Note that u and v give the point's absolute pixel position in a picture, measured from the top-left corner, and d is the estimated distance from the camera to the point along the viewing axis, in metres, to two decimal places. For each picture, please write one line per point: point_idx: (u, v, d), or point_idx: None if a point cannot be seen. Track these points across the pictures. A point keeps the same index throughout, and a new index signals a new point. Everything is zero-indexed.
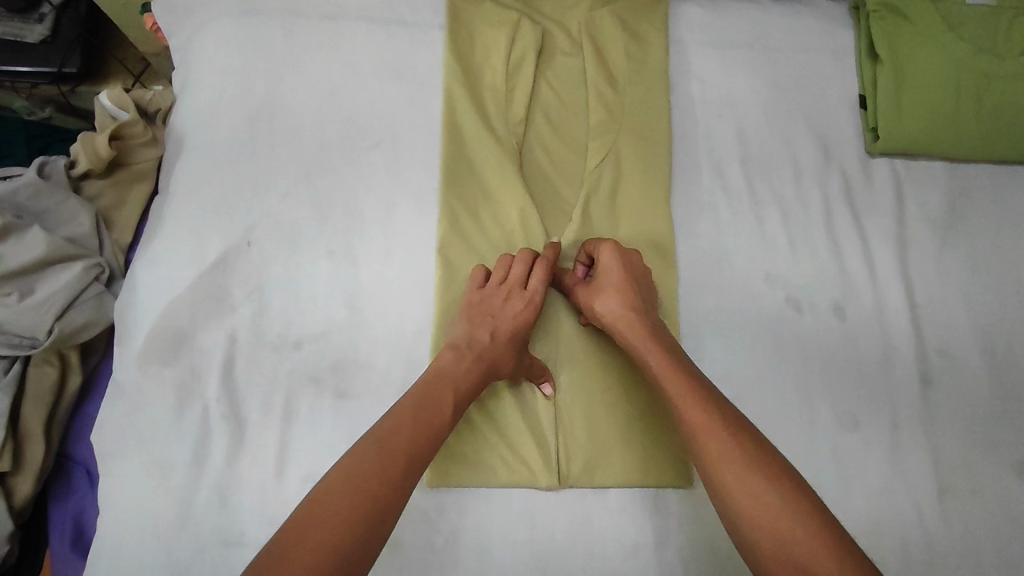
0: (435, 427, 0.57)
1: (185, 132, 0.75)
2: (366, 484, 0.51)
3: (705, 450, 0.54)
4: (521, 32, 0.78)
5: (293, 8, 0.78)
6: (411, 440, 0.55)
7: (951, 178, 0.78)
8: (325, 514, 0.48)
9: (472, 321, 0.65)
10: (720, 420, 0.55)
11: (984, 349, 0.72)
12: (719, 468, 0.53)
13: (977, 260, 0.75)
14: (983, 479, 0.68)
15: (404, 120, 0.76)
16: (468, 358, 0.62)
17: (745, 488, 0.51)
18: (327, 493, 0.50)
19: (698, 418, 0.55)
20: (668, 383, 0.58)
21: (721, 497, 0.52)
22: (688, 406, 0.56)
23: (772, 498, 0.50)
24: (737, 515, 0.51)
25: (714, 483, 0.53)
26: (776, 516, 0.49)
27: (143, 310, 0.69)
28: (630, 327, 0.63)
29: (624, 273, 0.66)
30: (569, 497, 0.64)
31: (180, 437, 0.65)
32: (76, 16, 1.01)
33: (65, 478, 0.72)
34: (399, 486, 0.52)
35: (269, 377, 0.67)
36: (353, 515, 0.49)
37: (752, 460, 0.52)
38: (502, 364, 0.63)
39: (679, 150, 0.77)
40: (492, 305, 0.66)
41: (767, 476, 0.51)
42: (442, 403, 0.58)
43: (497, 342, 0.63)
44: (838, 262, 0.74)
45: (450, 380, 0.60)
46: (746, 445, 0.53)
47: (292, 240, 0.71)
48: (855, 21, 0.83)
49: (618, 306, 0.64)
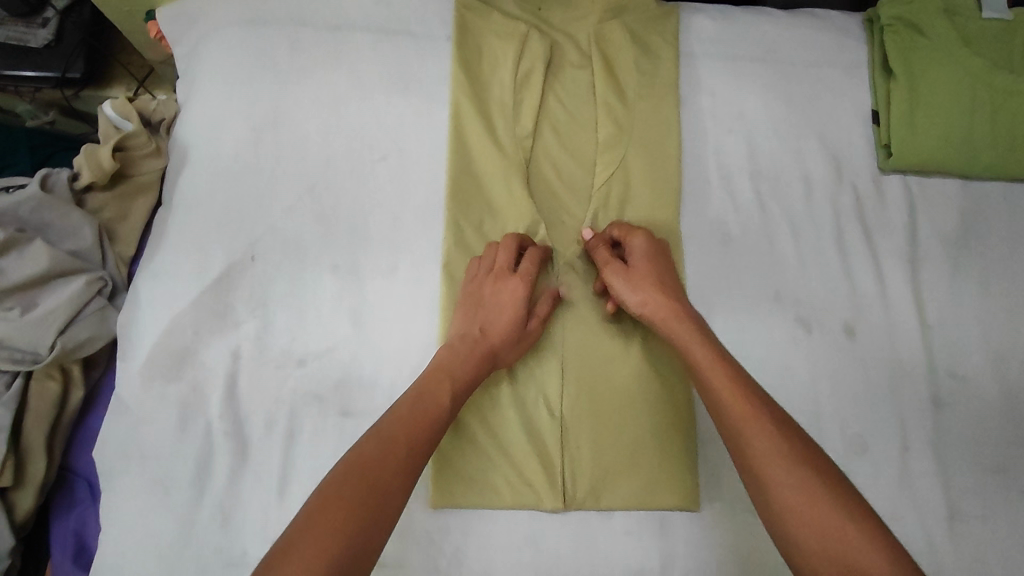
0: (433, 417, 0.56)
1: (189, 144, 0.74)
2: (372, 476, 0.50)
3: (750, 443, 0.52)
4: (529, 44, 0.77)
5: (299, 18, 0.78)
6: (410, 434, 0.54)
7: (965, 195, 0.77)
8: (334, 507, 0.48)
9: (466, 314, 0.65)
10: (763, 413, 0.54)
11: (997, 371, 0.71)
12: (759, 461, 0.51)
13: (990, 280, 0.74)
14: (994, 504, 0.67)
15: (410, 133, 0.75)
16: (474, 348, 0.62)
17: (788, 482, 0.49)
18: (332, 483, 0.49)
19: (743, 411, 0.54)
20: (710, 373, 0.58)
21: (764, 491, 0.50)
22: (731, 399, 0.55)
23: (818, 492, 0.48)
24: (782, 510, 0.49)
25: (754, 474, 0.51)
26: (820, 511, 0.47)
27: (145, 325, 0.68)
28: (670, 319, 0.62)
29: (649, 259, 0.67)
30: (574, 519, 0.64)
31: (182, 455, 0.64)
32: (79, 19, 1.00)
33: (66, 490, 0.71)
34: (401, 476, 0.52)
35: (273, 394, 0.66)
36: (360, 506, 0.48)
37: (797, 456, 0.50)
38: (502, 352, 0.64)
39: (688, 165, 0.76)
40: (489, 296, 0.66)
41: (811, 470, 0.49)
42: (440, 389, 0.58)
43: (489, 331, 0.64)
44: (848, 282, 0.73)
45: (448, 370, 0.60)
46: (789, 438, 0.52)
47: (296, 255, 0.70)
48: (868, 34, 0.82)
49: (652, 297, 0.63)
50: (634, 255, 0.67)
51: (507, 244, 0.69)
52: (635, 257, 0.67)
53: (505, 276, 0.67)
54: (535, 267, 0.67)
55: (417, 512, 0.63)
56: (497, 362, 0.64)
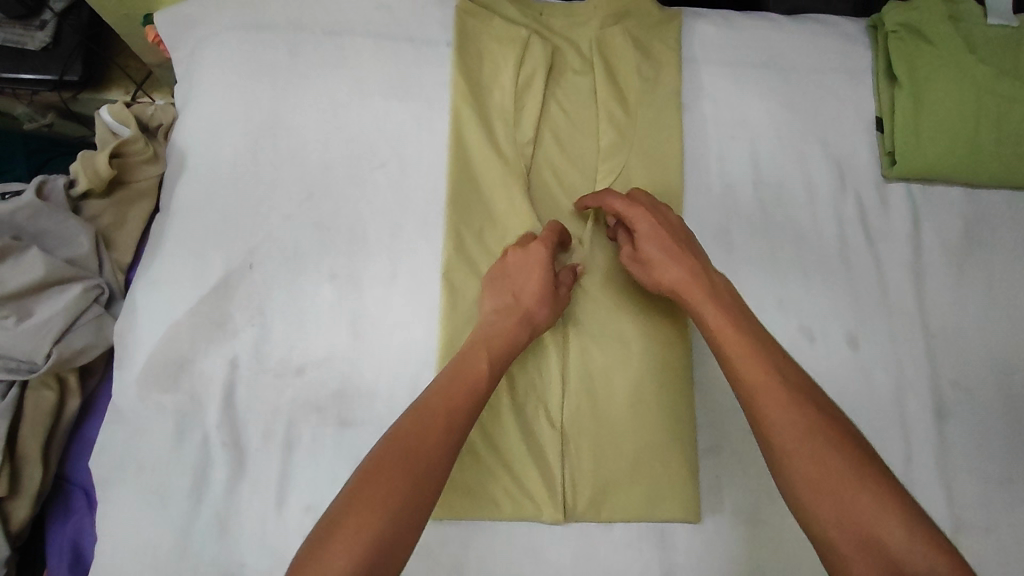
0: (472, 386, 0.56)
1: (187, 150, 0.74)
2: (412, 449, 0.50)
3: (764, 413, 0.51)
4: (530, 50, 0.76)
5: (298, 23, 0.77)
6: (450, 406, 0.53)
7: (969, 204, 0.76)
8: (374, 483, 0.47)
9: (495, 288, 0.66)
10: (782, 385, 0.52)
11: (1001, 382, 0.70)
12: (776, 434, 0.50)
13: (994, 290, 0.73)
14: (998, 516, 0.66)
15: (410, 140, 0.74)
16: (509, 315, 0.63)
17: (807, 456, 0.48)
18: (372, 457, 0.49)
19: (759, 379, 0.52)
20: (728, 343, 0.56)
21: (777, 461, 0.50)
22: (747, 367, 0.53)
23: (835, 462, 0.47)
24: (795, 480, 0.48)
25: (770, 448, 0.50)
26: (840, 485, 0.46)
27: (143, 334, 0.67)
28: (688, 288, 0.60)
29: (662, 230, 0.64)
30: (574, 530, 0.63)
31: (179, 465, 0.64)
32: (77, 22, 0.99)
33: (63, 499, 0.71)
34: (444, 446, 0.51)
35: (271, 403, 0.66)
36: (402, 477, 0.48)
37: (815, 426, 0.49)
38: (538, 315, 0.64)
39: (690, 173, 0.75)
40: (513, 266, 0.66)
41: (831, 443, 0.48)
42: (477, 357, 0.58)
43: (523, 295, 0.64)
44: (852, 291, 0.72)
45: (483, 339, 0.60)
46: (810, 411, 0.50)
47: (294, 262, 0.70)
48: (872, 40, 0.81)
49: (672, 271, 0.61)
50: (640, 237, 0.65)
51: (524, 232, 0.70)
52: (642, 233, 0.64)
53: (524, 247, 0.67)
54: (552, 240, 0.67)
55: None
56: (536, 324, 0.63)
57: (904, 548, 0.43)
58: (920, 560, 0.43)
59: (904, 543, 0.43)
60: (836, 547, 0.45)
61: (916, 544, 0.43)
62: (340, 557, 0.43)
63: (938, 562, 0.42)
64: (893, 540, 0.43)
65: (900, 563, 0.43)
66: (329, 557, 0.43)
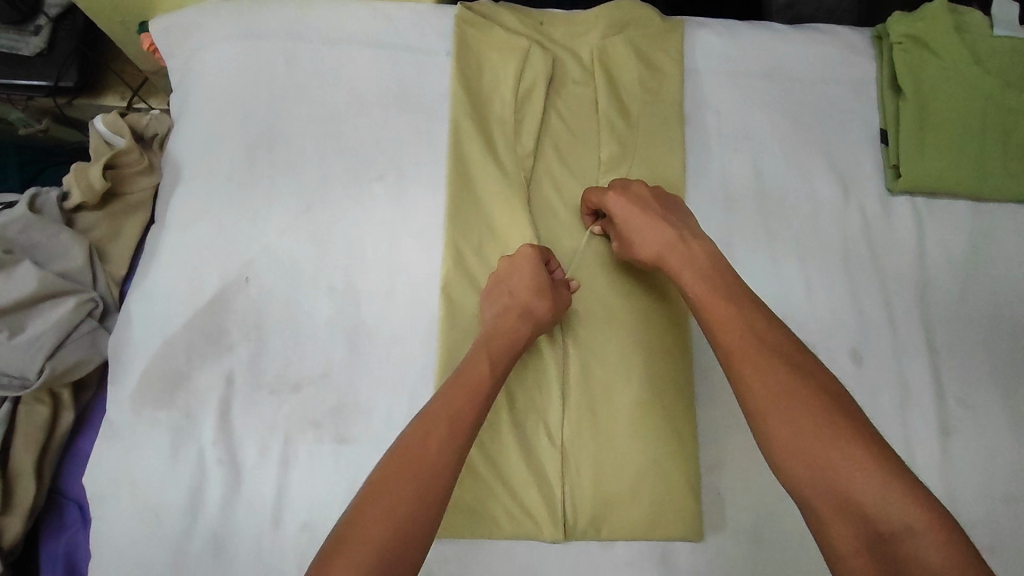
0: (474, 388, 0.55)
1: (183, 161, 0.73)
2: (415, 458, 0.50)
3: (741, 376, 0.53)
4: (531, 60, 0.75)
5: (295, 33, 0.76)
6: (453, 410, 0.53)
7: (974, 217, 0.75)
8: (377, 500, 0.48)
9: (492, 295, 0.65)
10: (760, 349, 0.53)
11: (1006, 399, 0.70)
12: (752, 398, 0.52)
13: (999, 305, 0.73)
14: (1004, 535, 0.65)
15: (409, 151, 0.73)
16: (507, 313, 0.62)
17: (782, 418, 0.50)
18: (377, 470, 0.50)
19: (735, 343, 0.54)
20: (709, 310, 0.57)
21: (754, 421, 0.52)
22: (725, 332, 0.55)
23: (809, 421, 0.49)
24: (770, 440, 0.50)
25: (750, 412, 0.52)
26: (816, 447, 0.48)
27: (137, 348, 0.66)
28: (673, 256, 0.62)
29: (642, 208, 0.65)
30: (574, 549, 0.63)
31: (174, 483, 0.63)
32: (72, 28, 0.98)
33: (57, 514, 0.69)
34: (448, 455, 0.51)
35: (267, 420, 0.65)
36: (407, 489, 0.48)
37: (790, 387, 0.51)
38: (537, 307, 0.63)
39: (692, 185, 0.74)
40: (506, 273, 0.65)
41: (805, 400, 0.50)
42: (476, 359, 0.58)
43: (520, 294, 0.63)
44: (855, 306, 0.71)
45: (482, 341, 0.60)
46: (786, 373, 0.51)
47: (292, 275, 0.69)
48: (877, 51, 0.80)
49: (654, 245, 0.63)
50: (616, 217, 0.66)
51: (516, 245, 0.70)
52: (627, 208, 0.66)
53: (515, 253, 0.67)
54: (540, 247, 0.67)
55: None
56: (536, 316, 0.63)
57: (877, 504, 0.45)
58: (893, 514, 0.44)
59: (878, 499, 0.45)
60: (813, 506, 0.47)
61: (891, 501, 0.45)
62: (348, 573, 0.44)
63: (909, 515, 0.44)
64: (868, 498, 0.45)
65: (872, 516, 0.45)
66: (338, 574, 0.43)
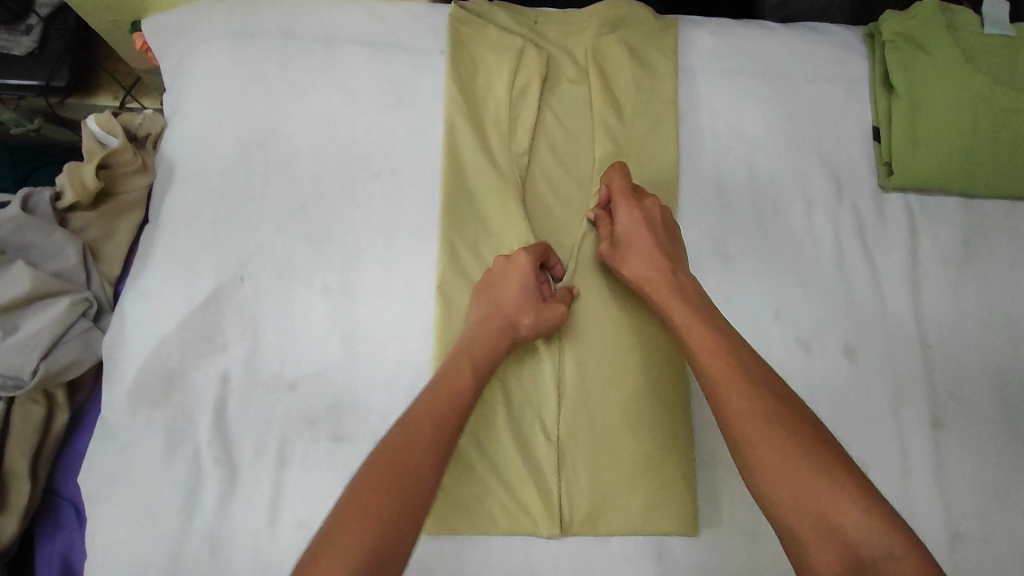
0: (456, 396, 0.57)
1: (177, 161, 0.73)
2: (398, 464, 0.51)
3: (726, 402, 0.54)
4: (525, 59, 0.75)
5: (290, 32, 0.76)
6: (435, 419, 0.55)
7: (965, 213, 0.76)
8: (361, 506, 0.48)
9: (480, 297, 0.66)
10: (742, 375, 0.55)
11: (997, 393, 0.70)
12: (738, 423, 0.53)
13: (990, 300, 0.73)
14: (995, 528, 0.66)
15: (404, 151, 0.73)
16: (492, 322, 0.64)
17: (768, 443, 0.51)
18: (361, 472, 0.51)
19: (721, 370, 0.56)
20: (693, 337, 0.59)
21: (739, 448, 0.53)
22: (710, 359, 0.57)
23: (792, 447, 0.50)
24: (755, 466, 0.51)
25: (734, 438, 0.53)
26: (800, 471, 0.49)
27: (131, 349, 0.66)
28: (663, 284, 0.64)
29: (646, 230, 0.67)
30: (570, 545, 0.63)
31: (170, 482, 0.63)
32: (64, 27, 0.97)
33: (51, 514, 0.68)
34: (432, 460, 0.53)
35: (263, 419, 0.65)
36: (393, 492, 0.49)
37: (774, 413, 0.52)
38: (522, 323, 0.64)
39: (686, 182, 0.74)
40: (499, 277, 0.67)
41: (788, 427, 0.51)
42: (460, 368, 0.59)
43: (507, 305, 0.65)
44: (849, 302, 0.72)
45: (466, 350, 0.61)
46: (770, 400, 0.53)
47: (286, 274, 0.69)
48: (869, 49, 0.81)
49: (644, 269, 0.65)
50: (620, 232, 0.68)
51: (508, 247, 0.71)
52: (626, 228, 0.67)
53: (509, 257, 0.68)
54: (536, 251, 0.67)
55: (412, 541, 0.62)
56: (519, 331, 0.64)
57: (859, 531, 0.46)
58: (874, 541, 0.45)
59: (860, 527, 0.46)
60: (797, 534, 0.48)
61: (872, 529, 0.46)
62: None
63: (891, 543, 0.45)
64: (849, 521, 0.46)
65: (855, 544, 0.45)
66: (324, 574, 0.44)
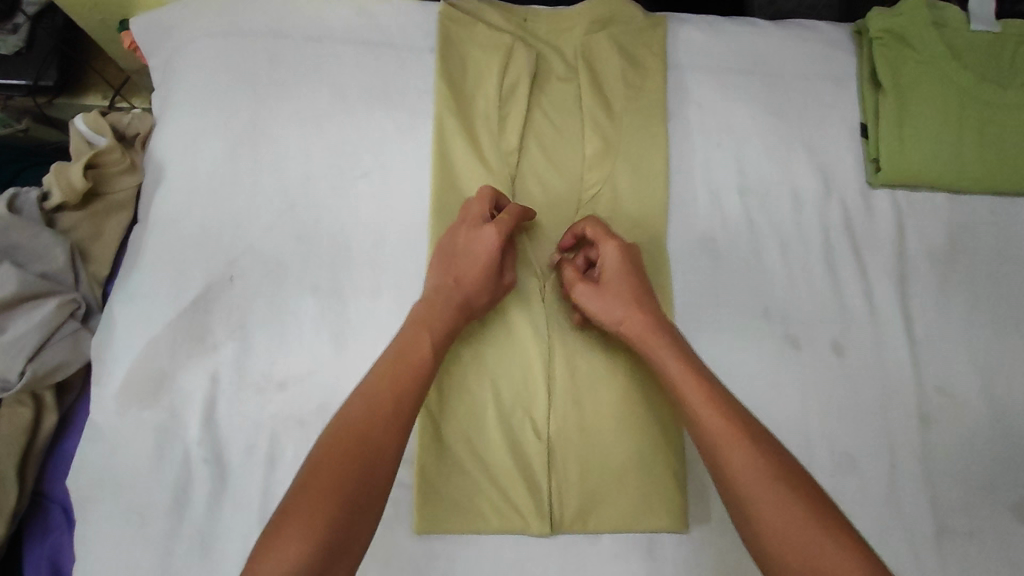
0: (416, 365, 0.56)
1: (165, 160, 0.72)
2: (356, 432, 0.50)
3: (724, 456, 0.52)
4: (514, 56, 0.75)
5: (278, 30, 0.75)
6: (393, 386, 0.54)
7: (952, 209, 0.76)
8: (320, 476, 0.47)
9: (440, 264, 0.65)
10: (742, 428, 0.53)
11: (984, 388, 0.71)
12: (741, 481, 0.50)
13: (976, 296, 0.74)
14: (982, 521, 0.66)
15: (393, 149, 0.73)
16: (450, 292, 0.62)
17: (772, 502, 0.48)
18: (320, 444, 0.50)
19: (717, 421, 0.53)
20: (683, 386, 0.57)
21: (741, 508, 0.50)
22: (704, 408, 0.54)
23: (796, 507, 0.47)
24: (760, 526, 0.48)
25: (736, 498, 0.50)
26: (808, 537, 0.46)
27: (120, 349, 0.66)
28: (645, 325, 0.61)
29: (625, 272, 0.65)
30: (560, 543, 0.63)
31: (159, 482, 0.62)
32: (51, 27, 0.97)
33: (39, 518, 0.68)
34: (392, 432, 0.52)
35: (252, 419, 0.65)
36: (354, 461, 0.49)
37: (773, 468, 0.50)
38: (475, 303, 0.64)
39: (676, 179, 0.75)
40: (462, 247, 0.65)
41: (790, 484, 0.49)
42: (417, 341, 0.58)
43: (466, 280, 0.63)
44: (837, 298, 0.72)
45: (423, 322, 0.60)
46: (772, 456, 0.51)
47: (275, 274, 0.68)
48: (857, 45, 0.81)
49: (628, 311, 0.62)
50: (604, 270, 0.65)
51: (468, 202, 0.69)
52: (606, 271, 0.65)
53: (478, 228, 0.66)
54: (508, 222, 0.65)
55: (403, 539, 0.62)
56: (473, 310, 0.64)
57: None
58: None
59: None
60: None
61: None
62: (293, 549, 0.43)
63: None
64: None
65: None
66: (282, 547, 0.43)
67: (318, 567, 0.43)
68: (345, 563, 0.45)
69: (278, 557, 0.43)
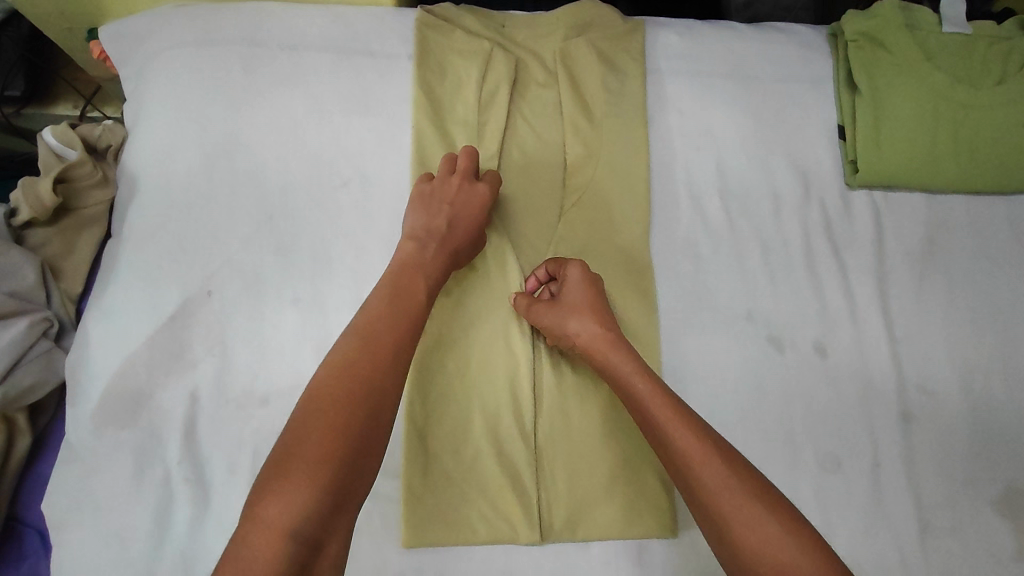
0: (411, 309, 0.59)
1: (138, 173, 0.71)
2: (358, 371, 0.53)
3: (698, 479, 0.52)
4: (493, 64, 0.75)
5: (252, 39, 0.74)
6: (390, 331, 0.57)
7: (928, 209, 0.78)
8: (321, 415, 0.50)
9: (427, 209, 0.67)
10: (712, 448, 0.53)
11: (963, 384, 0.72)
12: (719, 501, 0.51)
13: (954, 293, 0.75)
14: (964, 516, 0.67)
15: (372, 158, 0.72)
16: (438, 239, 0.65)
17: (746, 519, 0.49)
18: (320, 389, 0.52)
19: (690, 446, 0.53)
20: (656, 410, 0.56)
21: (720, 531, 0.50)
22: (677, 433, 0.54)
23: (773, 528, 0.48)
24: (739, 549, 0.49)
25: (712, 519, 0.51)
26: (785, 553, 0.47)
27: (95, 369, 0.64)
28: (609, 345, 0.62)
29: (590, 292, 0.65)
30: (550, 551, 0.62)
31: (140, 503, 0.61)
32: (17, 35, 0.95)
33: (13, 542, 0.66)
34: (393, 374, 0.55)
35: (234, 437, 0.63)
36: (357, 399, 0.52)
37: (746, 487, 0.51)
38: (463, 253, 0.66)
39: (657, 183, 0.75)
40: (450, 194, 0.67)
41: (766, 504, 0.50)
42: (413, 286, 0.61)
43: (456, 229, 0.66)
44: (818, 298, 0.73)
45: (416, 266, 0.62)
46: (744, 476, 0.52)
47: (255, 287, 0.67)
48: (833, 48, 0.82)
49: (590, 327, 0.63)
50: (566, 287, 0.65)
51: (446, 154, 0.71)
52: (565, 290, 0.65)
53: (471, 182, 0.68)
54: (492, 184, 0.69)
55: (392, 554, 0.61)
56: (461, 260, 0.67)
57: None
58: None
59: None
60: None
61: None
62: (301, 495, 0.46)
63: None
64: None
65: None
66: (289, 493, 0.46)
67: (326, 512, 0.47)
68: (352, 507, 0.49)
69: (285, 504, 0.46)
